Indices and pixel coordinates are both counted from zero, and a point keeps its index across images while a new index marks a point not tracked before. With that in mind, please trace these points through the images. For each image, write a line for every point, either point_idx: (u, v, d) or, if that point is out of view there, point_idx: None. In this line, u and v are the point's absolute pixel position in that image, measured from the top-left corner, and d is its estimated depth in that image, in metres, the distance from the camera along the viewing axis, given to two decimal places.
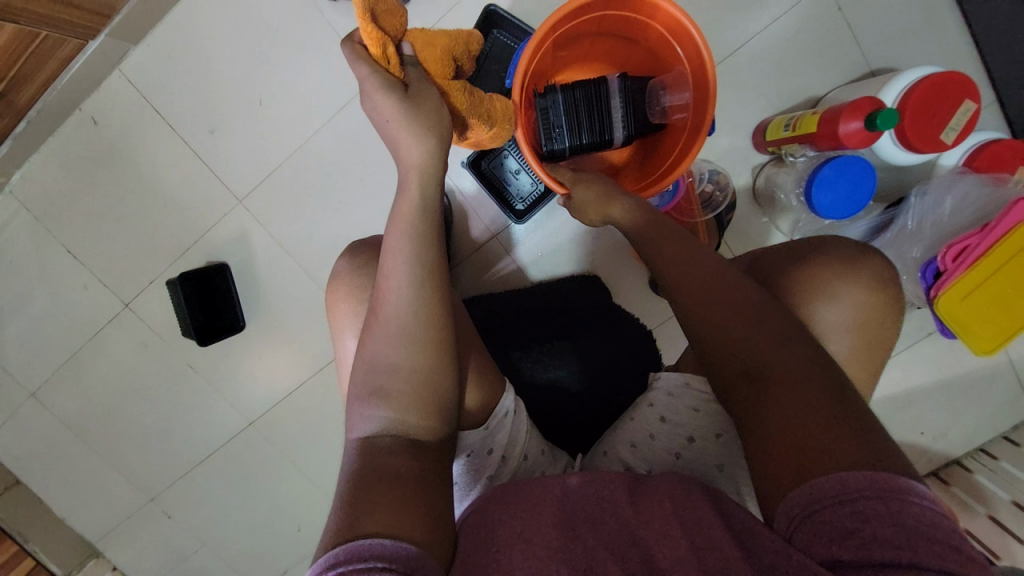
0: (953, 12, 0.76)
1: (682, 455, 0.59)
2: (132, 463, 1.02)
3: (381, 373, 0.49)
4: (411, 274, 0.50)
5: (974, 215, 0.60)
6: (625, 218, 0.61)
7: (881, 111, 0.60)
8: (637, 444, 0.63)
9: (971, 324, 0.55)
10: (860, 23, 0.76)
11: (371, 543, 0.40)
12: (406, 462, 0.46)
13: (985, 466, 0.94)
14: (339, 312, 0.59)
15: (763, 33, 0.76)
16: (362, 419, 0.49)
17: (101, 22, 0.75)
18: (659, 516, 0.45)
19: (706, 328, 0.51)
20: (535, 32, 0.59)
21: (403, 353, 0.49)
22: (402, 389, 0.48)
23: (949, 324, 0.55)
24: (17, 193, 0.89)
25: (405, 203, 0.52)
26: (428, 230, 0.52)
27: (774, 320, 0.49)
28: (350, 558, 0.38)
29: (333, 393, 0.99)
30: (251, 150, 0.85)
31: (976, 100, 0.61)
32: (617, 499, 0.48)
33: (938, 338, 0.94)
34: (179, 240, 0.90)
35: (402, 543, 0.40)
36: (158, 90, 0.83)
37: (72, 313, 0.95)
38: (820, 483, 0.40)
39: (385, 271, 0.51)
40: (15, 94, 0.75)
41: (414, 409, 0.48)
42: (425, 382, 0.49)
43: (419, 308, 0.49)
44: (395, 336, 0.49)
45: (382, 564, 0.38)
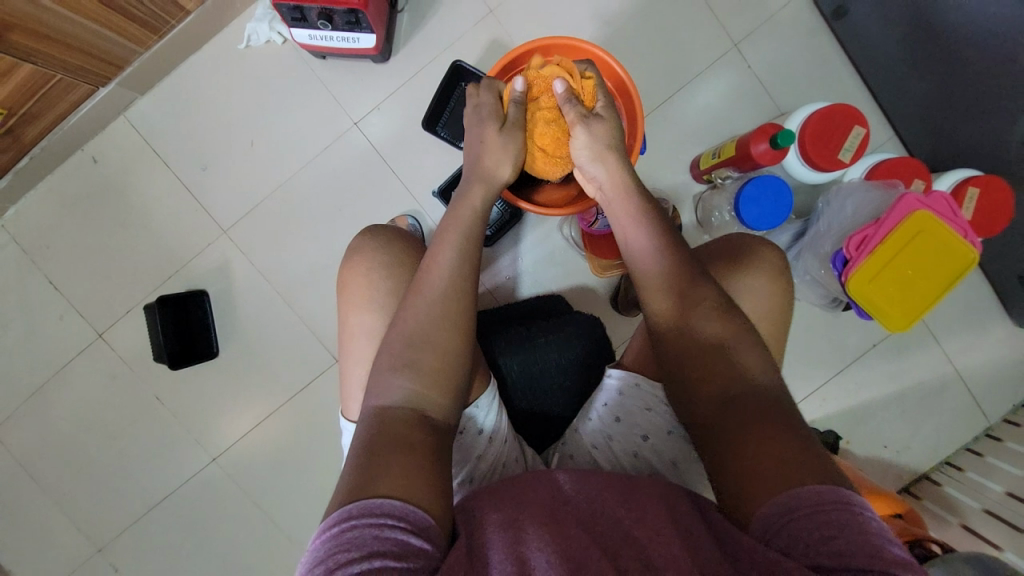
0: (842, 67, 0.91)
1: (638, 454, 0.59)
2: (83, 507, 0.96)
3: (414, 347, 0.52)
4: (455, 267, 0.56)
5: (870, 213, 0.66)
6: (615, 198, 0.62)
7: (781, 132, 0.71)
8: (598, 446, 0.62)
9: (881, 302, 0.60)
10: (769, 76, 0.91)
11: (384, 503, 0.42)
12: (403, 439, 0.48)
13: (952, 478, 0.95)
14: (353, 285, 0.60)
15: (690, 84, 0.90)
16: (391, 388, 0.51)
17: (115, 72, 0.84)
18: (654, 517, 0.46)
19: (688, 349, 0.54)
20: (495, 66, 0.69)
21: (439, 333, 0.53)
22: (431, 365, 0.52)
23: (863, 303, 0.61)
24: (8, 227, 0.94)
25: (463, 204, 0.61)
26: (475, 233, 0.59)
27: (734, 317, 0.54)
28: (364, 512, 0.41)
29: (302, 422, 0.98)
30: (241, 186, 0.93)
31: (863, 125, 0.73)
32: (610, 501, 0.49)
33: (885, 351, 1.00)
34: (161, 269, 0.94)
35: (413, 507, 0.43)
36: (159, 134, 0.91)
37: (44, 344, 0.95)
38: (798, 492, 0.42)
39: (435, 256, 0.57)
40: (22, 131, 0.82)
41: (437, 387, 0.52)
42: (450, 364, 0.53)
43: (456, 296, 0.55)
44: (431, 314, 0.53)
45: (394, 522, 0.41)
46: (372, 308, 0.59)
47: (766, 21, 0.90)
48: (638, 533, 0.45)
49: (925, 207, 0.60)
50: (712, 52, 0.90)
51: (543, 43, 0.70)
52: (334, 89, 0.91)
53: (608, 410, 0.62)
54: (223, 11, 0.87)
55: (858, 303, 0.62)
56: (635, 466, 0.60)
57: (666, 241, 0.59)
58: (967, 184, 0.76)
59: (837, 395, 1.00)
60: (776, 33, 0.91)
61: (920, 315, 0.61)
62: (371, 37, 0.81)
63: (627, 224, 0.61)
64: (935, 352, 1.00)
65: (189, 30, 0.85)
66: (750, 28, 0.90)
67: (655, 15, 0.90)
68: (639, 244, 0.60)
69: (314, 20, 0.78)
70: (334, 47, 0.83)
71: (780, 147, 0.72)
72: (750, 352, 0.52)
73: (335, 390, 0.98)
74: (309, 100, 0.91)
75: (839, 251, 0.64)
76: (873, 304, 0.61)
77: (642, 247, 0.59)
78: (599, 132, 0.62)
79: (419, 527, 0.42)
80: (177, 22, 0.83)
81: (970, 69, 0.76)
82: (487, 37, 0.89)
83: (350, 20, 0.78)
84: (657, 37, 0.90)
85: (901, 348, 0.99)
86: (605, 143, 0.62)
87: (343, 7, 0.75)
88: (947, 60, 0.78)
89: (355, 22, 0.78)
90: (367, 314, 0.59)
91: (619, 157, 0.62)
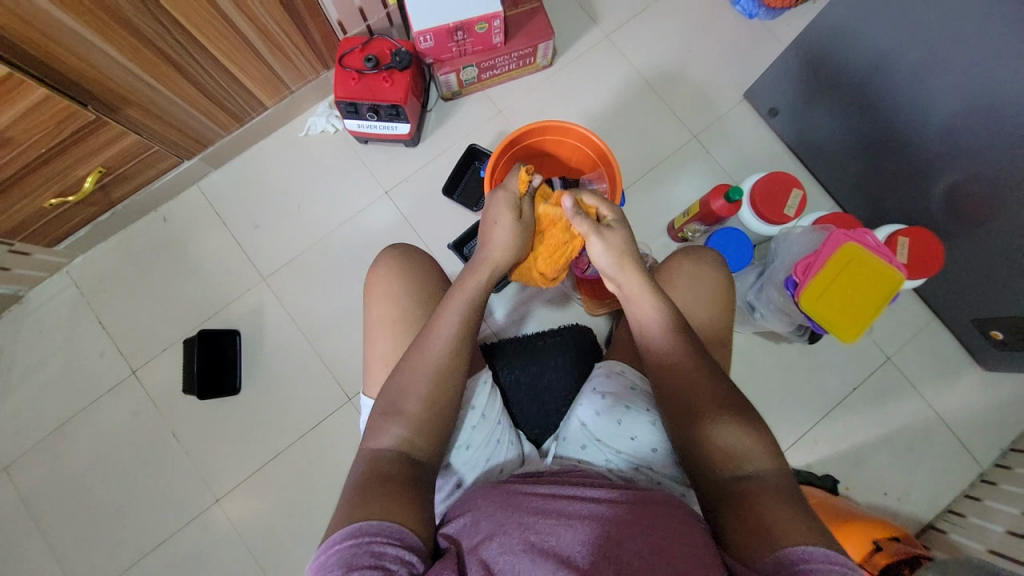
0: (783, 152, 1.12)
1: (621, 421, 0.64)
2: (80, 548, 0.96)
3: (405, 397, 0.59)
4: (454, 337, 0.62)
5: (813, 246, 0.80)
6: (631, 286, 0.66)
7: (731, 189, 0.88)
8: (586, 423, 0.65)
9: (829, 314, 0.72)
10: (724, 158, 1.12)
11: (360, 525, 0.48)
12: (389, 474, 0.54)
13: (957, 526, 0.93)
14: (380, 283, 0.73)
15: (661, 164, 1.11)
16: (383, 426, 0.58)
17: (200, 149, 1.04)
18: (656, 520, 0.51)
19: (691, 406, 0.58)
20: (496, 149, 0.87)
21: (430, 392, 0.59)
22: (418, 416, 0.58)
23: (815, 315, 0.72)
24: (72, 272, 1.07)
25: (471, 278, 0.67)
26: (475, 307, 0.65)
27: (717, 395, 0.58)
28: (345, 537, 0.48)
29: (310, 460, 1.01)
30: (284, 241, 1.09)
31: (800, 187, 0.89)
32: (615, 506, 0.53)
33: (869, 394, 1.05)
34: (202, 311, 1.06)
35: (392, 527, 0.49)
36: (222, 200, 1.10)
37: (79, 379, 1.03)
38: (792, 551, 0.45)
39: (433, 325, 0.63)
40: (113, 189, 0.98)
41: (424, 433, 0.58)
42: (436, 415, 0.59)
43: (450, 363, 0.61)
44: (429, 374, 0.60)
45: (371, 538, 0.48)
46: (391, 305, 0.71)
47: (718, 119, 1.14)
48: (646, 540, 0.49)
49: (853, 242, 0.73)
50: (675, 142, 1.13)
51: (533, 128, 0.87)
52: (370, 165, 1.11)
53: (595, 391, 0.67)
54: (291, 111, 1.10)
55: (812, 316, 0.74)
56: (620, 434, 0.64)
57: (679, 334, 0.62)
58: (898, 234, 0.88)
59: (829, 437, 1.03)
60: (726, 128, 1.14)
61: (868, 325, 0.72)
62: (407, 125, 1.03)
63: (646, 313, 0.64)
64: (915, 396, 1.04)
65: (263, 120, 1.08)
66: (705, 124, 1.14)
67: (629, 114, 1.14)
68: (652, 329, 0.63)
69: (364, 113, 1.00)
70: (375, 133, 1.06)
71: (734, 202, 0.88)
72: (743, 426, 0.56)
73: (345, 429, 1.02)
74: (348, 176, 1.11)
75: (791, 276, 0.77)
76: (823, 316, 0.73)
77: (656, 332, 0.63)
78: (616, 239, 0.67)
79: (399, 543, 0.48)
80: (255, 114, 1.06)
81: (879, 149, 0.95)
82: (497, 129, 1.12)
83: (393, 112, 1.00)
84: (631, 130, 1.13)
85: (881, 393, 1.04)
86: (619, 250, 0.66)
87: (388, 102, 0.97)
88: (860, 143, 0.97)
89: (396, 114, 1.01)
90: (386, 308, 0.71)
91: (634, 261, 0.67)
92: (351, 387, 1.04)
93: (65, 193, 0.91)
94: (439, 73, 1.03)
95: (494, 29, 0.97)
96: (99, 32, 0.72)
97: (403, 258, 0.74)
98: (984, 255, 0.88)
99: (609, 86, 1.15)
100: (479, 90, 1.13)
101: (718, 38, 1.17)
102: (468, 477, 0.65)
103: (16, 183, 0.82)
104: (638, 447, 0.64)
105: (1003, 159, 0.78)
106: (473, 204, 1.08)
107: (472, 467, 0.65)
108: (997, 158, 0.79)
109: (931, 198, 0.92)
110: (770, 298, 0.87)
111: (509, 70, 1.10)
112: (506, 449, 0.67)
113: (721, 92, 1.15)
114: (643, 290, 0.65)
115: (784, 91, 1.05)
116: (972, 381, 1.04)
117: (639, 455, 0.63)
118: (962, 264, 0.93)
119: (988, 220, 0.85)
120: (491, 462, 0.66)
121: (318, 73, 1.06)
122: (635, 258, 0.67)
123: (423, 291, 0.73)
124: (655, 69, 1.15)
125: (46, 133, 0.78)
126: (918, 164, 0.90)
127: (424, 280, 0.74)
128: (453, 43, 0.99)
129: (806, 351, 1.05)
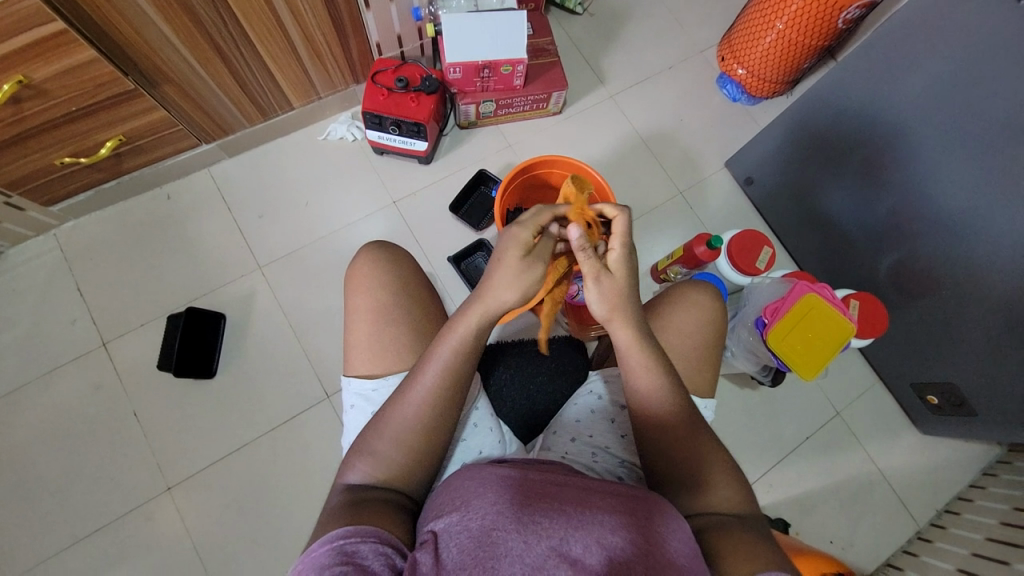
0: (756, 218, 1.26)
1: (617, 420, 0.69)
2: (10, 526, 0.90)
3: (381, 437, 0.56)
4: (439, 388, 0.57)
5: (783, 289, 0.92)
6: (624, 337, 0.61)
7: (713, 237, 0.97)
8: (581, 419, 0.70)
9: (790, 352, 0.83)
10: (705, 216, 1.25)
11: (338, 531, 0.47)
12: (367, 499, 0.52)
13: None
14: (359, 274, 0.75)
15: (649, 212, 1.23)
16: (358, 462, 0.55)
17: (221, 136, 1.08)
18: (643, 519, 0.49)
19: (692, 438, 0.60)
20: (503, 179, 0.93)
21: (412, 439, 0.56)
22: (394, 458, 0.55)
23: (778, 351, 0.83)
24: (60, 237, 1.05)
25: (456, 332, 0.59)
26: (466, 360, 0.59)
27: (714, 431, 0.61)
28: (323, 544, 0.46)
29: (275, 455, 0.98)
30: (286, 235, 1.11)
31: (770, 246, 0.99)
32: (604, 503, 0.50)
33: (821, 444, 1.12)
34: (190, 291, 1.06)
35: (369, 528, 0.48)
36: (230, 187, 1.12)
37: (45, 346, 1.00)
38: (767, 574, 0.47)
39: (422, 372, 0.58)
40: (126, 159, 1.00)
41: (400, 473, 0.55)
42: (415, 458, 0.56)
43: (435, 419, 0.57)
44: (407, 422, 0.56)
45: (346, 539, 0.46)
46: (371, 292, 0.73)
47: (702, 181, 1.27)
48: (638, 527, 0.48)
49: (816, 293, 0.85)
50: (664, 196, 1.24)
51: (536, 163, 0.95)
52: (383, 175, 1.17)
53: (593, 393, 0.73)
54: (314, 115, 1.16)
55: (777, 354, 0.85)
56: (615, 432, 0.68)
57: (670, 382, 0.61)
58: (852, 297, 0.96)
59: (782, 482, 1.09)
60: (709, 190, 1.27)
61: (823, 367, 0.84)
62: (425, 143, 1.10)
63: (635, 365, 0.61)
64: (861, 451, 1.12)
65: (286, 119, 1.13)
66: (691, 183, 1.27)
67: (626, 165, 1.26)
68: (640, 375, 0.61)
69: (387, 126, 1.07)
70: (393, 146, 1.12)
71: (715, 249, 0.98)
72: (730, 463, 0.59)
73: (319, 426, 1.00)
74: (359, 182, 1.16)
75: (760, 316, 0.89)
76: (785, 354, 0.84)
77: (644, 377, 0.61)
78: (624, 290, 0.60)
79: (379, 541, 0.47)
80: (282, 112, 1.11)
81: (839, 223, 1.08)
82: (506, 160, 1.22)
83: (414, 129, 1.07)
84: (626, 179, 1.25)
85: (832, 444, 1.12)
86: (616, 299, 0.60)
87: (411, 120, 1.04)
88: (822, 216, 1.11)
89: (416, 132, 1.08)
90: (366, 297, 0.73)
91: (630, 313, 0.61)
92: (330, 384, 1.03)
93: (79, 154, 0.92)
94: (461, 102, 1.13)
95: (517, 73, 1.08)
96: (159, 10, 0.77)
97: (378, 253, 0.76)
98: (923, 324, 1.00)
99: (610, 138, 1.27)
100: (493, 124, 1.23)
101: (707, 113, 1.33)
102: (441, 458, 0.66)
103: (34, 136, 0.84)
104: (627, 443, 0.67)
105: (939, 239, 0.91)
106: (476, 225, 1.14)
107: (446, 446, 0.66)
108: (934, 238, 0.92)
109: (879, 270, 1.04)
110: (741, 339, 0.98)
111: (524, 110, 1.21)
112: (484, 435, 0.67)
113: (707, 159, 1.29)
114: (637, 345, 0.61)
115: (760, 165, 1.19)
116: (912, 442, 1.13)
117: (627, 451, 0.67)
118: (906, 331, 1.04)
119: (927, 293, 0.97)
120: (465, 443, 0.66)
121: (348, 85, 1.13)
122: (631, 307, 0.61)
123: (398, 281, 0.74)
124: (651, 131, 1.30)
125: (81, 93, 0.81)
126: (873, 239, 1.03)
127: (399, 276, 0.75)
128: (479, 79, 1.09)
129: (766, 399, 1.13)
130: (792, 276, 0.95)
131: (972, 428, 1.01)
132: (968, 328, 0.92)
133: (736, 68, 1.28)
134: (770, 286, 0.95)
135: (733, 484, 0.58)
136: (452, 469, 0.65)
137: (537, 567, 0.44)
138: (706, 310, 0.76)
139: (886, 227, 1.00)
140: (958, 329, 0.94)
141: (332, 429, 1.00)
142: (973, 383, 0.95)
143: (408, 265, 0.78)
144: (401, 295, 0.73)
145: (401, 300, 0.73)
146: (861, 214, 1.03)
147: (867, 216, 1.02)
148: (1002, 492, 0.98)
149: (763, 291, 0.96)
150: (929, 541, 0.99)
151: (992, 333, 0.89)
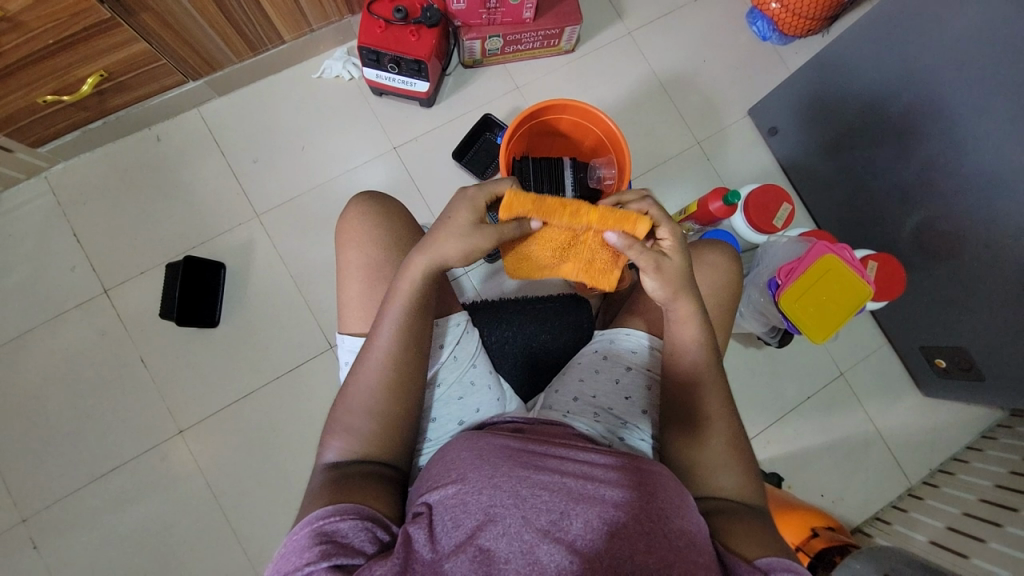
0: (777, 170, 1.18)
1: (621, 381, 0.68)
2: (31, 464, 0.94)
3: (349, 407, 0.56)
4: (396, 347, 0.58)
5: (801, 249, 0.88)
6: (685, 326, 0.61)
7: (730, 193, 0.89)
8: (585, 378, 0.69)
9: (802, 315, 0.81)
10: (723, 167, 1.17)
11: (317, 513, 0.48)
12: (348, 478, 0.52)
13: (882, 531, 0.97)
14: (348, 229, 0.71)
15: (663, 162, 1.16)
16: (333, 440, 0.56)
17: (209, 72, 1.01)
18: (644, 493, 0.48)
19: (704, 410, 0.60)
20: (510, 124, 0.85)
21: (377, 403, 0.56)
22: (366, 428, 0.55)
23: (790, 314, 0.81)
24: (51, 179, 1.02)
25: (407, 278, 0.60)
26: (421, 308, 0.59)
27: (722, 404, 0.60)
28: (301, 526, 0.47)
29: (279, 403, 1.00)
30: (281, 181, 1.07)
31: (789, 202, 0.94)
32: (604, 476, 0.50)
33: (820, 403, 1.12)
34: (188, 239, 1.03)
35: (349, 506, 0.48)
36: (221, 128, 1.07)
37: (48, 292, 0.99)
38: (771, 557, 0.48)
39: (379, 330, 0.58)
40: (111, 96, 0.94)
41: (374, 441, 0.55)
42: (386, 423, 0.56)
43: (396, 375, 0.57)
44: (371, 388, 0.56)
45: (325, 519, 0.47)
46: (361, 249, 0.70)
47: (723, 129, 1.19)
48: (637, 501, 0.48)
49: (835, 253, 0.82)
50: (680, 145, 1.17)
51: (544, 106, 0.88)
52: (381, 118, 1.10)
53: (598, 352, 0.72)
54: (308, 50, 1.08)
55: (788, 316, 0.83)
56: (618, 394, 0.68)
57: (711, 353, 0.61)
58: (869, 258, 0.91)
59: (778, 439, 1.10)
60: (728, 139, 1.19)
61: (834, 331, 0.82)
62: (426, 84, 1.02)
63: (687, 336, 0.62)
64: (860, 411, 1.12)
65: (277, 54, 1.05)
66: (710, 132, 1.18)
67: (641, 110, 1.17)
68: (687, 351, 0.62)
69: (385, 64, 0.99)
70: (393, 86, 1.05)
71: (730, 205, 0.89)
72: (732, 437, 0.59)
73: (321, 377, 1.01)
74: (357, 126, 1.10)
75: (774, 278, 0.86)
76: (797, 317, 0.82)
77: (690, 351, 0.62)
78: (672, 276, 0.59)
79: (359, 517, 0.48)
80: (272, 46, 1.03)
81: (864, 178, 1.02)
82: (511, 104, 1.14)
83: (415, 68, 0.99)
84: (640, 125, 1.17)
85: (832, 404, 1.12)
86: (677, 282, 0.60)
87: (411, 57, 0.96)
88: (848, 171, 1.04)
89: (417, 71, 1.00)
90: (356, 252, 0.70)
91: (691, 291, 0.60)
92: (332, 334, 1.02)
93: (61, 91, 0.87)
94: (466, 37, 1.03)
95: (526, 4, 0.98)
96: None
97: (368, 205, 0.72)
98: (941, 289, 0.96)
99: (625, 80, 1.18)
100: (500, 63, 1.14)
101: (734, 53, 1.22)
102: (441, 415, 0.66)
103: (13, 73, 0.79)
104: (630, 406, 0.67)
105: (973, 200, 0.86)
106: (479, 173, 1.09)
107: (444, 405, 0.66)
108: (967, 196, 0.86)
109: (902, 230, 0.99)
110: (751, 299, 0.96)
111: (534, 47, 1.11)
112: (482, 393, 0.67)
113: (728, 105, 1.20)
114: (694, 320, 0.61)
115: (787, 111, 1.10)
116: (913, 404, 1.13)
117: (627, 412, 0.66)
118: (922, 295, 1.00)
119: (949, 257, 0.93)
120: (463, 402, 0.66)
121: (342, 16, 1.05)
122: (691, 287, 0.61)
123: (390, 236, 0.71)
124: (670, 72, 1.20)
125: (57, 25, 0.75)
126: (901, 198, 0.96)
127: (390, 232, 0.71)
128: (485, 10, 0.99)
129: (769, 359, 1.12)
130: (811, 234, 0.91)
131: (978, 392, 1.00)
132: (989, 294, 0.89)
133: (770, 1, 1.15)
134: (788, 245, 0.91)
135: (734, 460, 0.58)
136: (449, 427, 0.65)
137: (535, 544, 0.44)
138: (723, 274, 0.73)
139: (915, 186, 0.93)
140: (975, 295, 0.91)
141: (335, 378, 1.01)
142: (986, 349, 0.93)
143: (399, 218, 0.73)
144: (393, 251, 0.70)
145: (393, 257, 0.70)
146: (890, 170, 0.97)
147: (899, 172, 0.95)
148: (1000, 455, 0.98)
149: (780, 249, 0.92)
150: (919, 499, 1.01)
151: (1015, 300, 0.85)
